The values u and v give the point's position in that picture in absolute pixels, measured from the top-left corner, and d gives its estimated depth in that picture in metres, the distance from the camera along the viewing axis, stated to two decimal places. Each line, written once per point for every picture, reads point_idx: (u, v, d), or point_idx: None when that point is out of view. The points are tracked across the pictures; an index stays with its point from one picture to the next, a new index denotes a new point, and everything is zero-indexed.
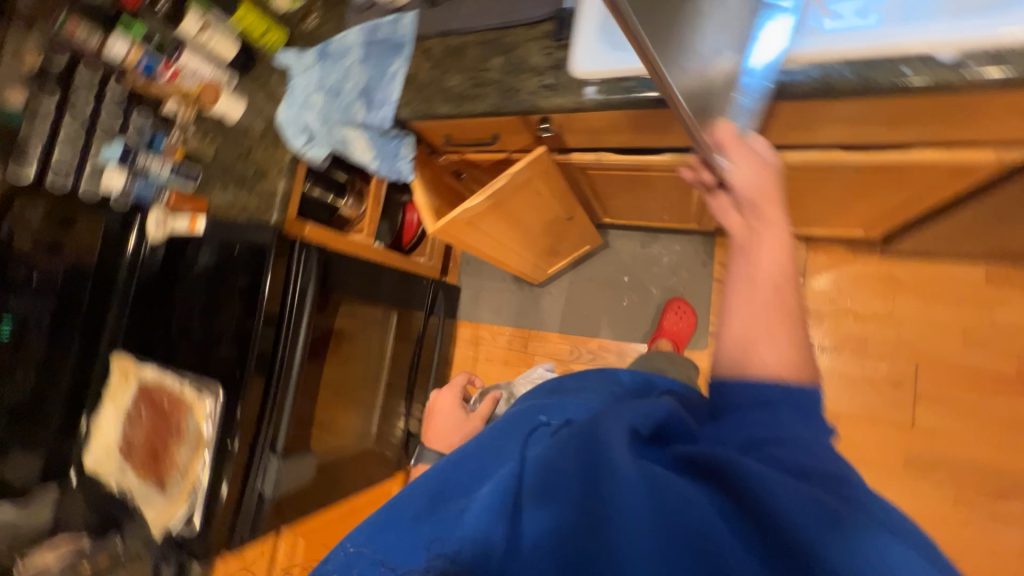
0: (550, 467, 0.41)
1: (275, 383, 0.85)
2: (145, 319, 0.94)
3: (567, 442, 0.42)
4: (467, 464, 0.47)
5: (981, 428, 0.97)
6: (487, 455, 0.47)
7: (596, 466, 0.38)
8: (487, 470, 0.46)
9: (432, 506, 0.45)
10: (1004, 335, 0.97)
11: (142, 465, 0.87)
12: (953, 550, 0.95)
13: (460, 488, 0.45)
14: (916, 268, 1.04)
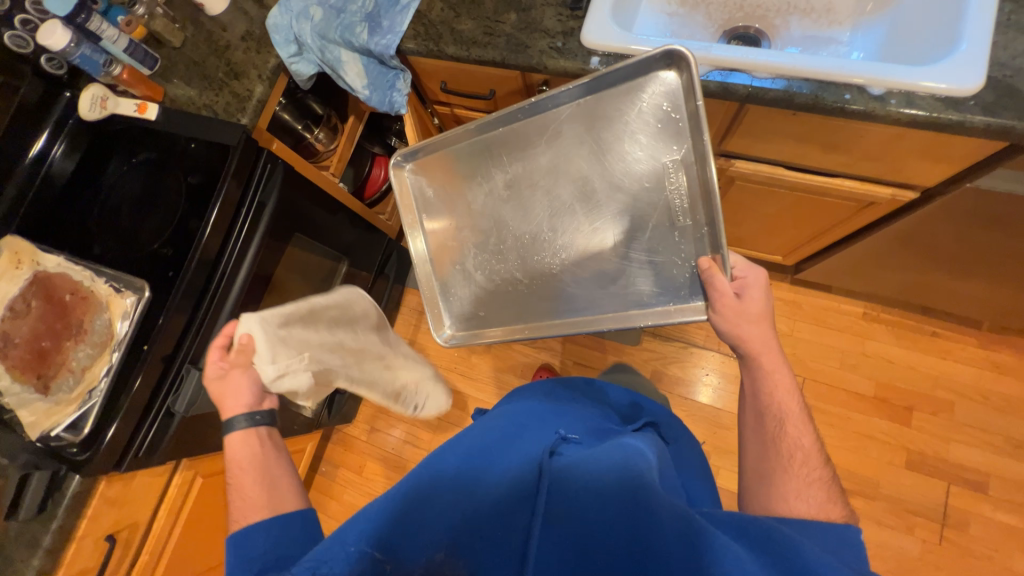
0: (575, 475, 0.49)
1: (211, 296, 0.78)
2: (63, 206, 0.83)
3: (605, 477, 0.48)
4: (494, 471, 0.52)
5: (845, 436, 1.14)
6: (504, 464, 0.53)
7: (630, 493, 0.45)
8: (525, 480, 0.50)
9: (456, 498, 0.48)
10: (871, 362, 1.17)
11: (17, 363, 0.73)
12: None
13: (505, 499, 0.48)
14: (814, 299, 1.23)
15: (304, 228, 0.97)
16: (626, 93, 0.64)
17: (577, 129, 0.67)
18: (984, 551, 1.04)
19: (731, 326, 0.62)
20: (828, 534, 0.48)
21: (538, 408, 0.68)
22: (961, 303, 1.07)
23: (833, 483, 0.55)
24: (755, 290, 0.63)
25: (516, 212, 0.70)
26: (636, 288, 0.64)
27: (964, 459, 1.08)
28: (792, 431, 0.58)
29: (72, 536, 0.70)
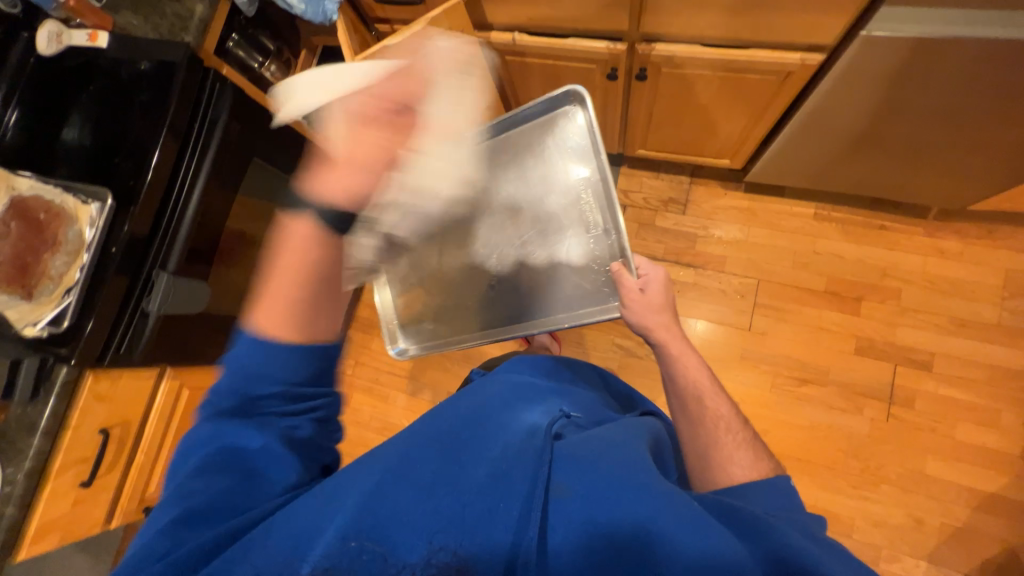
0: (577, 453, 0.52)
1: (173, 205, 0.85)
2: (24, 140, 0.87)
3: (598, 458, 0.51)
4: (491, 446, 0.54)
5: (797, 330, 1.20)
6: (495, 437, 0.56)
7: (625, 478, 0.48)
8: (522, 455, 0.52)
9: (439, 472, 0.50)
10: (822, 260, 1.21)
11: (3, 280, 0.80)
12: (766, 425, 1.18)
13: (495, 470, 0.50)
14: (767, 204, 1.27)
15: (264, 154, 1.03)
16: (542, 139, 0.88)
17: (502, 167, 0.89)
18: (927, 423, 1.10)
19: (640, 318, 0.76)
20: (775, 494, 0.51)
21: (539, 388, 0.72)
22: (901, 190, 1.11)
23: (756, 446, 0.61)
24: (656, 283, 0.77)
25: (459, 232, 0.89)
26: (559, 290, 0.85)
27: (910, 341, 1.13)
28: (711, 403, 0.66)
29: (67, 423, 0.79)
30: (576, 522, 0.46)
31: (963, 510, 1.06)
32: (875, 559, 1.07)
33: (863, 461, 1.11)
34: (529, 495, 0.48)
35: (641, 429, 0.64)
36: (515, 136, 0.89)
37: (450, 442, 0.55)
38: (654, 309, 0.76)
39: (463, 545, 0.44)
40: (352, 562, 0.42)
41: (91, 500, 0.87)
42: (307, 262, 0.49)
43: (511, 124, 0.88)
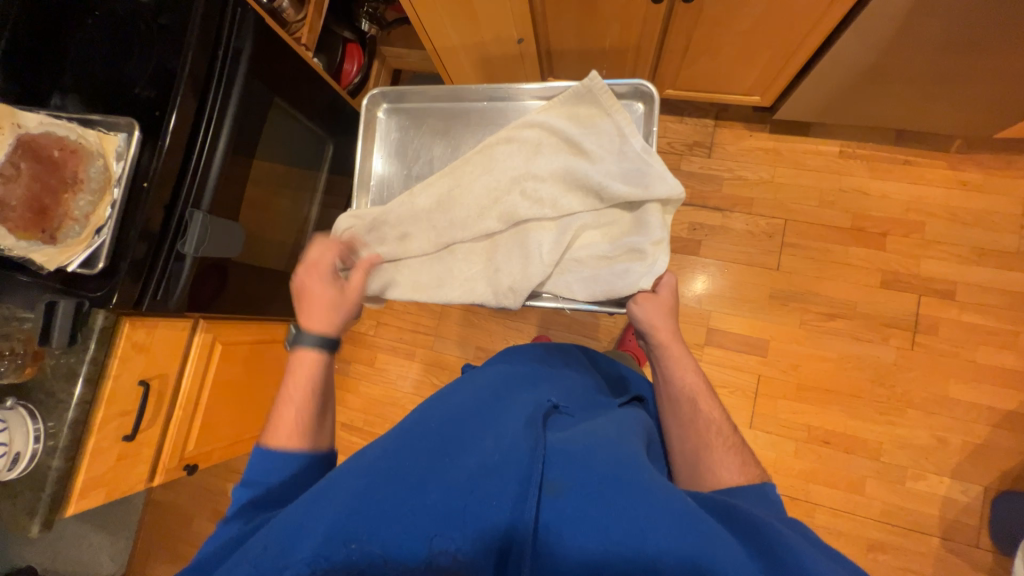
0: (568, 448, 0.52)
1: (201, 142, 0.79)
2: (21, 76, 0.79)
3: (590, 454, 0.52)
4: (478, 441, 0.54)
5: (826, 267, 1.22)
6: (482, 429, 0.56)
7: (618, 477, 0.49)
8: (511, 449, 0.51)
9: (427, 470, 0.50)
10: (848, 197, 1.23)
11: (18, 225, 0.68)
12: (795, 360, 1.21)
13: (483, 463, 0.50)
14: (793, 143, 1.27)
15: (288, 94, 0.96)
16: (602, 123, 0.71)
17: (539, 139, 0.72)
18: (949, 349, 1.15)
19: (649, 317, 0.71)
20: (756, 497, 0.55)
21: (525, 373, 0.72)
22: (925, 123, 1.13)
23: (744, 450, 0.63)
24: (669, 289, 0.73)
25: (464, 203, 0.73)
26: (567, 276, 0.72)
27: (933, 272, 1.17)
28: (704, 408, 0.67)
29: (105, 374, 0.75)
30: (573, 521, 0.46)
31: (981, 427, 1.12)
32: (899, 478, 1.14)
33: (889, 388, 1.16)
34: (513, 498, 0.47)
35: (624, 419, 0.65)
36: (573, 110, 0.72)
37: (440, 433, 0.55)
38: (661, 317, 0.71)
39: (463, 548, 0.44)
40: (352, 563, 0.43)
41: (135, 454, 0.84)
42: (308, 377, 0.62)
43: (564, 100, 0.72)
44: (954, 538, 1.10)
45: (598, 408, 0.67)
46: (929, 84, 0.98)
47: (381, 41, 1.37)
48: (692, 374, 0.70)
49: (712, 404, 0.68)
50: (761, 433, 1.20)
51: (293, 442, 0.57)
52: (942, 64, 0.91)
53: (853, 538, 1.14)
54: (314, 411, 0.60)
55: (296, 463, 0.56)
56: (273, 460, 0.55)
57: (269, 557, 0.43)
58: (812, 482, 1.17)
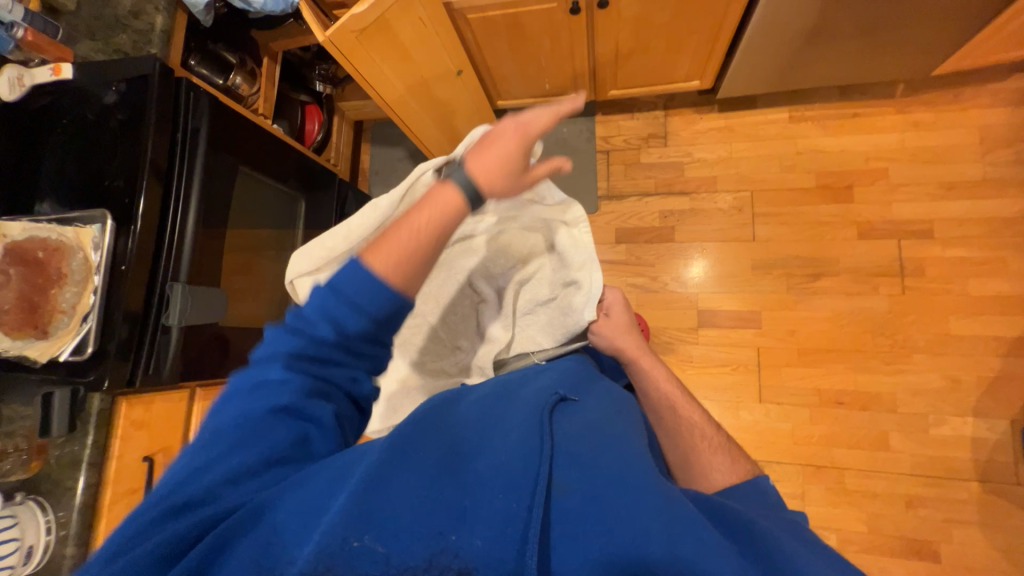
0: (575, 446, 0.51)
1: (174, 215, 0.84)
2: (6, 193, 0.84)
3: (596, 453, 0.50)
4: (487, 441, 0.52)
5: (801, 229, 1.23)
6: (489, 428, 0.55)
7: (622, 477, 0.47)
8: (516, 447, 0.50)
9: (433, 470, 0.48)
10: (806, 157, 1.25)
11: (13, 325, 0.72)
12: (791, 326, 1.20)
13: (489, 461, 0.49)
14: (744, 118, 1.30)
15: (254, 163, 1.02)
16: None
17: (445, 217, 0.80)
18: (941, 286, 1.14)
19: (611, 340, 0.75)
20: (747, 492, 0.55)
21: (531, 371, 0.71)
22: (863, 75, 1.16)
23: (732, 447, 0.63)
24: (617, 305, 0.77)
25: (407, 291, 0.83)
26: (529, 329, 0.82)
27: (908, 214, 1.17)
28: (686, 412, 0.67)
29: (109, 454, 0.79)
30: (574, 521, 0.45)
31: (993, 360, 1.10)
32: (922, 426, 1.11)
33: (890, 336, 1.15)
34: (518, 495, 0.45)
35: (626, 407, 0.64)
36: None
37: (452, 430, 0.54)
38: (616, 338, 0.75)
39: (465, 545, 0.43)
40: (354, 561, 0.41)
41: None
42: (429, 224, 0.49)
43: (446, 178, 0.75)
44: (992, 479, 1.06)
45: (606, 391, 0.68)
46: (852, 41, 1.02)
47: (338, 98, 1.45)
48: (664, 380, 0.71)
49: (688, 404, 0.68)
50: (773, 405, 1.18)
51: (389, 275, 0.48)
52: (858, 19, 0.95)
53: (890, 497, 1.10)
54: (422, 262, 0.49)
55: (381, 298, 0.48)
56: (361, 281, 0.47)
57: (273, 544, 0.43)
58: (834, 446, 1.14)
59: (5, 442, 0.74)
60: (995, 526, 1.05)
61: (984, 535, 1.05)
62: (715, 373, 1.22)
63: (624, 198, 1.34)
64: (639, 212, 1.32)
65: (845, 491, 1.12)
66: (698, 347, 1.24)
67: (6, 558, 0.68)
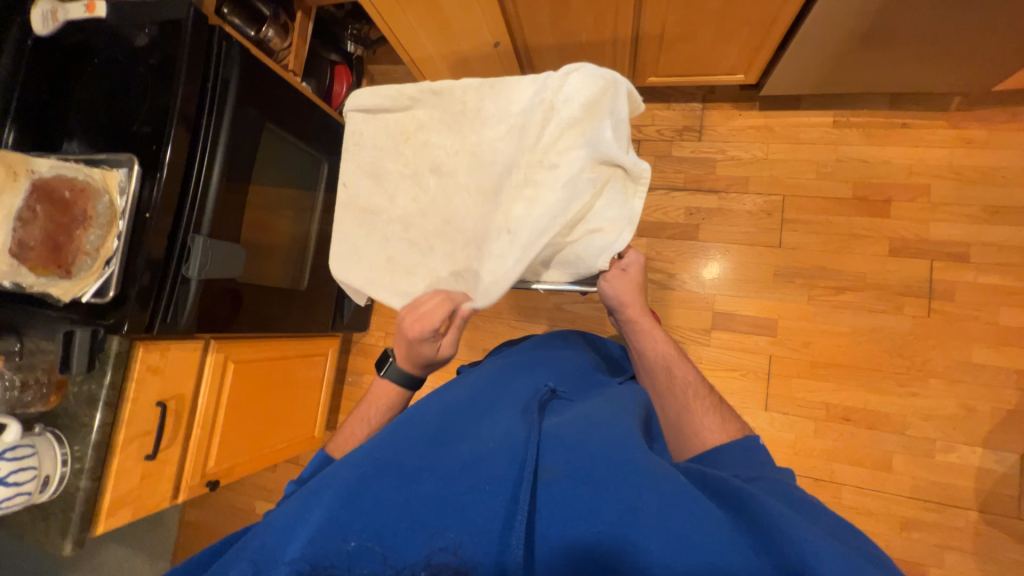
0: (563, 433, 0.51)
1: (199, 167, 0.83)
2: (37, 132, 0.85)
3: (584, 436, 0.51)
4: (477, 430, 0.53)
5: (830, 240, 1.19)
6: (478, 416, 0.56)
7: (608, 462, 0.47)
8: (505, 436, 0.51)
9: (421, 457, 0.49)
10: (846, 165, 1.20)
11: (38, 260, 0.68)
12: (807, 337, 1.18)
13: (477, 448, 0.50)
14: (784, 118, 1.25)
15: (282, 121, 1.00)
16: (582, 102, 0.65)
17: (505, 115, 0.70)
18: (969, 313, 1.10)
19: (618, 293, 0.73)
20: (737, 452, 0.55)
21: (525, 359, 0.72)
22: (918, 84, 1.10)
23: (722, 406, 0.64)
24: (636, 265, 0.74)
25: (435, 177, 0.76)
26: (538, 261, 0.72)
27: (944, 235, 1.13)
28: (679, 372, 0.68)
29: (125, 396, 0.81)
30: (562, 505, 0.45)
31: (1012, 393, 1.07)
32: (929, 451, 1.09)
33: (909, 358, 1.12)
34: (507, 488, 0.46)
35: (622, 395, 0.64)
36: (537, 98, 0.67)
37: (439, 420, 0.55)
38: (627, 292, 0.73)
39: (462, 543, 0.44)
40: (353, 562, 0.44)
41: (158, 472, 0.90)
42: (378, 417, 0.74)
43: (530, 83, 0.68)
44: (993, 510, 1.05)
45: (600, 386, 0.68)
46: (913, 47, 0.96)
47: (368, 60, 1.42)
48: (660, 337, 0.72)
49: (681, 363, 0.69)
50: (778, 415, 1.17)
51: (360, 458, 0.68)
52: (925, 24, 0.89)
53: (885, 517, 1.10)
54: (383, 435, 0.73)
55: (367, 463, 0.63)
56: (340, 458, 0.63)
57: (269, 545, 0.45)
58: (835, 462, 1.13)
59: (28, 373, 0.78)
60: (989, 556, 1.04)
61: (977, 564, 1.05)
62: (723, 376, 1.21)
63: (651, 190, 1.31)
64: (664, 206, 1.29)
65: (840, 506, 1.12)
66: (709, 349, 1.23)
67: (25, 484, 0.71)
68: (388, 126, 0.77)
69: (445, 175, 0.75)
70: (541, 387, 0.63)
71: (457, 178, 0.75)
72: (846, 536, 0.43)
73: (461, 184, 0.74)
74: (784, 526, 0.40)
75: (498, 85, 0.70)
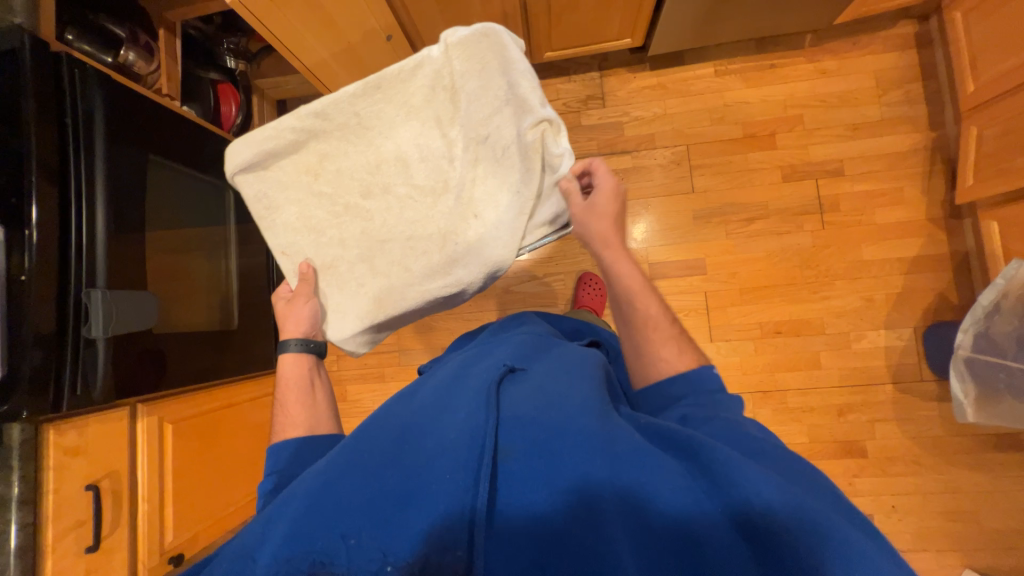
0: (519, 411, 0.52)
1: (78, 215, 0.73)
2: None
3: (543, 412, 0.52)
4: (435, 425, 0.52)
5: (734, 178, 1.31)
6: (439, 410, 0.55)
7: (565, 432, 0.49)
8: (466, 425, 0.51)
9: (380, 460, 0.49)
10: (733, 109, 1.32)
11: None
12: (732, 268, 1.30)
13: (436, 443, 0.49)
14: (674, 75, 1.34)
15: (168, 150, 0.91)
16: (472, 65, 0.65)
17: (408, 110, 0.70)
18: (853, 219, 1.27)
19: (592, 220, 0.67)
20: (693, 377, 0.59)
21: (479, 348, 0.72)
22: (777, 27, 1.23)
23: (680, 332, 0.64)
24: (609, 189, 0.69)
25: (370, 198, 0.73)
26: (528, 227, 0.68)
27: (822, 156, 1.29)
28: (642, 299, 0.65)
29: (44, 488, 0.70)
30: (524, 482, 0.47)
31: (898, 278, 1.26)
32: (846, 342, 1.25)
33: (815, 268, 1.28)
34: (469, 473, 0.46)
35: (578, 359, 0.66)
36: (436, 81, 0.68)
37: (401, 424, 0.54)
38: (602, 215, 0.67)
39: (424, 536, 0.44)
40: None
41: (106, 563, 0.80)
42: (297, 388, 0.70)
43: (415, 69, 0.68)
44: (903, 380, 1.23)
45: (554, 351, 0.69)
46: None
47: (253, 75, 1.32)
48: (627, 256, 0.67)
49: (650, 287, 0.66)
50: (722, 342, 1.28)
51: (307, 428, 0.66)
52: None
53: (824, 409, 1.25)
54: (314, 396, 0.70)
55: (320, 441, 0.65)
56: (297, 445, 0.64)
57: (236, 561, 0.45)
58: (777, 372, 1.26)
59: None
60: (907, 419, 1.23)
61: (900, 428, 1.22)
62: None
63: None
64: None
65: (788, 410, 1.25)
66: None
67: None
68: (290, 173, 0.74)
69: (378, 192, 0.73)
70: (500, 364, 0.62)
71: (392, 190, 0.72)
72: (790, 470, 0.46)
73: (396, 192, 0.72)
74: (733, 470, 0.43)
75: (384, 82, 0.69)
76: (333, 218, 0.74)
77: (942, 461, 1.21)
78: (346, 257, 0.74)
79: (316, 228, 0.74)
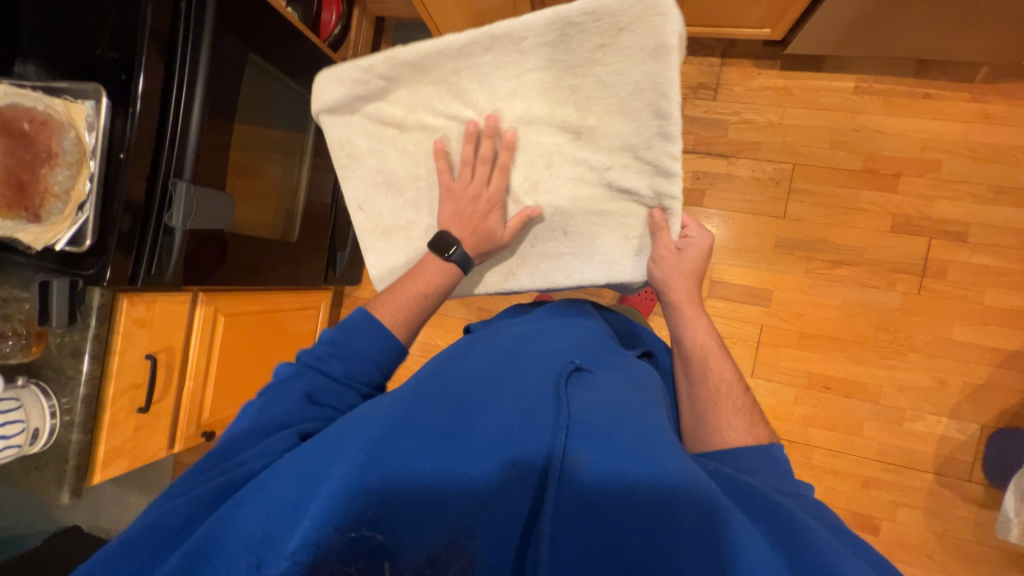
0: (591, 417, 0.50)
1: (177, 105, 0.75)
2: None
3: (616, 426, 0.50)
4: (499, 407, 0.51)
5: (836, 213, 1.18)
6: (501, 390, 0.53)
7: (640, 455, 0.46)
8: (536, 422, 0.49)
9: (443, 431, 0.48)
10: (860, 136, 1.16)
11: None
12: (799, 309, 1.20)
13: (504, 430, 0.48)
14: (805, 81, 1.18)
15: (267, 53, 0.90)
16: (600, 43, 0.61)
17: (518, 76, 0.67)
18: (958, 292, 1.13)
19: (665, 273, 0.69)
20: (761, 457, 0.55)
21: (539, 330, 0.69)
22: (950, 51, 1.04)
23: (753, 408, 0.62)
24: (693, 247, 0.70)
25: (452, 171, 0.74)
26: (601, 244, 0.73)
27: (946, 213, 1.13)
28: (715, 365, 0.65)
29: (111, 349, 0.78)
30: (587, 495, 0.45)
31: (983, 369, 1.13)
32: (898, 419, 1.16)
33: (892, 333, 1.16)
34: (538, 472, 0.46)
35: (643, 379, 0.63)
36: (552, 52, 0.63)
37: (461, 392, 0.53)
38: (679, 274, 0.69)
39: (482, 529, 0.43)
40: (364, 544, 0.42)
41: (152, 424, 0.89)
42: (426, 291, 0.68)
43: (540, 27, 0.62)
44: (947, 473, 1.14)
45: (616, 358, 0.66)
46: (948, 15, 0.90)
47: None
48: (704, 326, 0.69)
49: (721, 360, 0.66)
50: (762, 380, 1.22)
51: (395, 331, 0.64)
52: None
53: (849, 476, 1.18)
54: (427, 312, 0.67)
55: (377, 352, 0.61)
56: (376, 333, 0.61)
57: (284, 498, 0.44)
58: (811, 426, 1.20)
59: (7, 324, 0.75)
60: (937, 513, 1.15)
61: (925, 519, 1.15)
62: None
63: None
64: None
65: (810, 466, 1.20)
66: None
67: (13, 437, 0.70)
68: (372, 121, 0.75)
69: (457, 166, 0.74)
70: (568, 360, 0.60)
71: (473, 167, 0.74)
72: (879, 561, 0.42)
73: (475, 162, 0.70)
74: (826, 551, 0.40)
75: (495, 41, 0.64)
76: (411, 179, 0.77)
77: (959, 565, 1.14)
78: (416, 219, 0.79)
79: (394, 185, 0.78)
